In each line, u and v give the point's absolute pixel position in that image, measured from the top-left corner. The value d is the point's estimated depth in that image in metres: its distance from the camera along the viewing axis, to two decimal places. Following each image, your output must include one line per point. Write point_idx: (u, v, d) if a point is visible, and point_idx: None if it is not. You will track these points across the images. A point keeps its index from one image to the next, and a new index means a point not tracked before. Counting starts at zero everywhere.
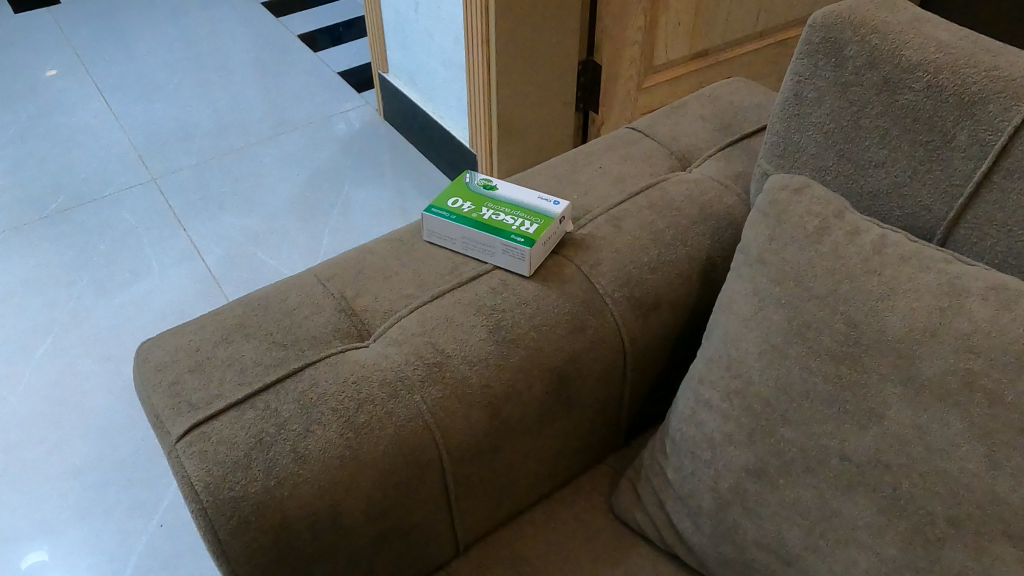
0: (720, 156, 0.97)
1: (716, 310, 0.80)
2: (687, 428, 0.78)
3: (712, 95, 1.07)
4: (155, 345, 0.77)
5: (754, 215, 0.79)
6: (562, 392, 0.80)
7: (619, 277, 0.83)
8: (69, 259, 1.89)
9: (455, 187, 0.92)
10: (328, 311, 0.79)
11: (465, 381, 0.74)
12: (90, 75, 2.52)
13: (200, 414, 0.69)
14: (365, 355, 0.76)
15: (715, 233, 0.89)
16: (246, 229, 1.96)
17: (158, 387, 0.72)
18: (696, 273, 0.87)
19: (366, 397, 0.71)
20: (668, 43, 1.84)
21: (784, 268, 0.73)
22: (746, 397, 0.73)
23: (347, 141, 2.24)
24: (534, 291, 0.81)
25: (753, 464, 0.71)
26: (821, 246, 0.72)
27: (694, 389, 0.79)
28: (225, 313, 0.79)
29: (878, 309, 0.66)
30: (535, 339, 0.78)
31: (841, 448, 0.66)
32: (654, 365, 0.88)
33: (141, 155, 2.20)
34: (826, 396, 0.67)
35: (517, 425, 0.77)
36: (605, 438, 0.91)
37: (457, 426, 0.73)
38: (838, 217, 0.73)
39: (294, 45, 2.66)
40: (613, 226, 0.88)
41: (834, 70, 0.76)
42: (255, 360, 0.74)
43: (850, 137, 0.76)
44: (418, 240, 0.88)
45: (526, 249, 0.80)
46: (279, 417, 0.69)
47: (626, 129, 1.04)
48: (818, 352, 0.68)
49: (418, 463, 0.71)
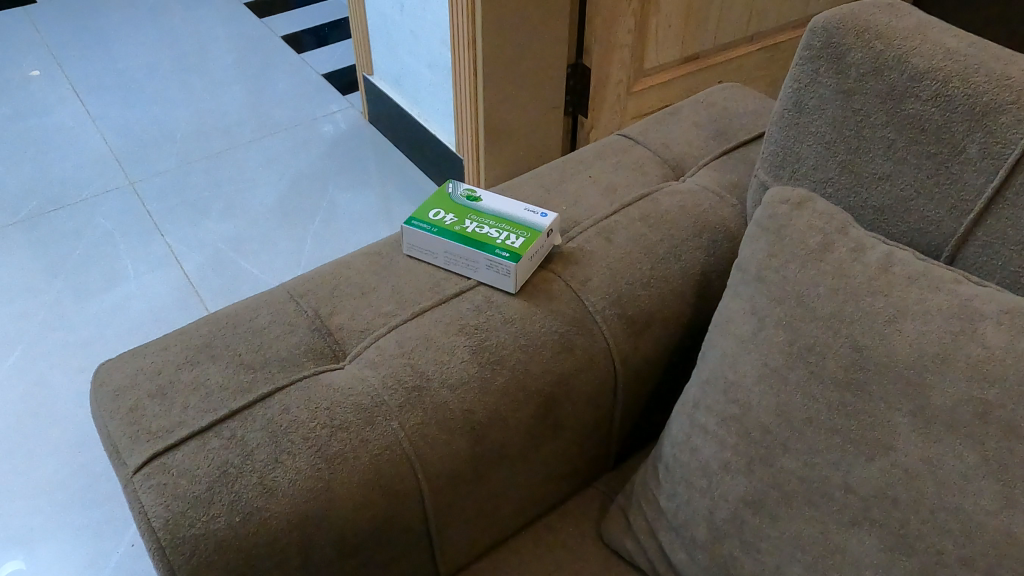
0: (715, 165, 0.93)
1: (711, 330, 0.76)
2: (681, 455, 0.74)
3: (706, 101, 1.03)
4: (113, 367, 0.72)
5: (752, 229, 0.75)
6: (548, 417, 0.75)
7: (609, 293, 0.79)
8: (41, 265, 1.83)
9: (437, 198, 0.87)
10: (301, 330, 0.74)
11: (446, 406, 0.70)
12: (67, 76, 2.45)
13: (161, 443, 0.64)
14: (339, 378, 0.71)
15: (710, 245, 0.85)
16: (226, 234, 1.90)
17: (114, 413, 0.67)
18: (690, 289, 0.82)
19: (339, 424, 0.67)
20: (658, 47, 1.80)
21: (785, 287, 0.69)
22: (744, 423, 0.69)
23: (331, 144, 2.19)
24: (520, 309, 0.77)
25: (751, 495, 0.67)
26: (824, 263, 0.68)
27: (689, 413, 0.74)
28: (190, 333, 0.74)
29: (885, 333, 0.62)
30: (520, 361, 0.73)
31: (845, 480, 0.62)
32: (646, 385, 0.84)
33: (118, 158, 2.14)
34: (830, 424, 0.63)
35: (501, 451, 0.73)
36: (595, 462, 0.86)
37: (438, 454, 0.69)
38: (842, 233, 0.69)
39: (278, 46, 2.60)
40: (604, 238, 0.83)
41: (836, 77, 0.72)
42: (221, 383, 0.69)
43: (851, 148, 0.72)
44: (398, 254, 0.84)
45: (512, 265, 0.76)
46: (246, 447, 0.64)
47: (617, 137, 1.00)
48: (822, 377, 0.64)
49: (395, 494, 0.67)
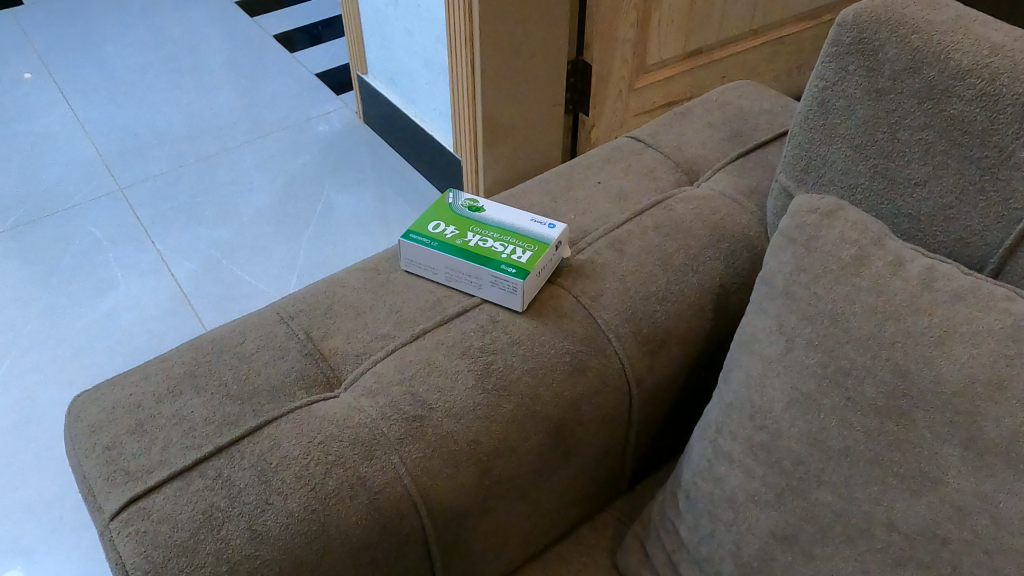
0: (731, 168, 0.88)
1: (733, 350, 0.70)
2: (704, 484, 0.68)
3: (719, 100, 0.97)
4: (89, 399, 0.66)
5: (777, 240, 0.70)
6: (560, 444, 0.70)
7: (623, 310, 0.74)
8: (30, 275, 1.77)
9: (436, 208, 0.82)
10: (292, 356, 0.69)
11: (451, 438, 0.64)
12: (54, 78, 2.40)
13: (139, 485, 0.59)
14: (333, 408, 0.65)
15: (730, 255, 0.79)
16: (219, 240, 1.85)
17: (90, 451, 0.61)
18: (708, 303, 0.77)
19: (335, 460, 0.61)
20: (660, 42, 1.75)
21: (816, 305, 0.63)
22: (773, 452, 0.63)
23: (325, 146, 2.13)
24: (528, 328, 0.71)
25: (782, 529, 0.62)
26: (859, 279, 0.62)
27: (711, 439, 0.69)
28: (173, 360, 0.69)
29: (931, 356, 0.57)
30: (530, 386, 0.68)
31: (888, 516, 0.57)
32: (662, 407, 0.79)
33: (106, 163, 2.08)
34: (869, 455, 0.58)
35: (510, 483, 0.68)
36: (608, 486, 0.81)
37: (442, 490, 0.63)
38: (877, 245, 0.64)
39: (269, 46, 2.54)
40: (616, 250, 0.78)
41: (867, 75, 0.67)
42: (206, 417, 0.63)
43: (885, 151, 0.67)
44: (395, 270, 0.78)
45: (519, 282, 0.70)
46: (233, 487, 0.59)
47: (625, 139, 0.94)
48: (860, 404, 0.59)
49: (396, 534, 0.61)
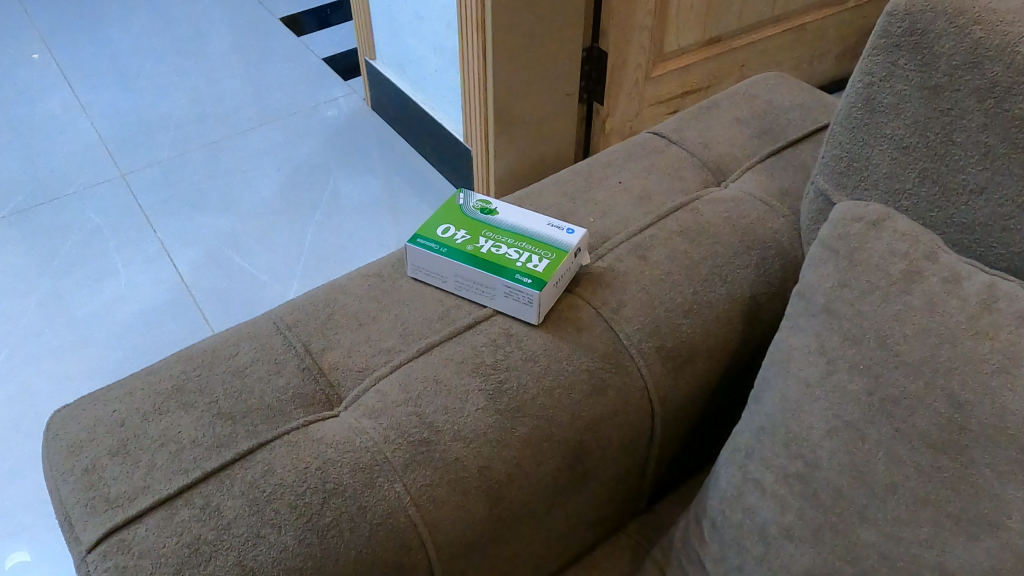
0: (762, 168, 0.82)
1: (766, 369, 0.65)
2: (732, 513, 0.63)
3: (747, 93, 0.91)
4: (69, 415, 0.61)
5: (816, 251, 0.64)
6: (577, 468, 0.65)
7: (646, 323, 0.68)
8: (29, 263, 1.73)
9: (445, 209, 0.76)
10: (289, 371, 0.64)
11: (459, 464, 0.59)
12: (57, 61, 2.35)
13: (120, 514, 0.54)
14: (333, 429, 0.60)
15: (761, 264, 0.74)
16: (221, 229, 1.79)
17: (68, 473, 0.56)
18: (737, 315, 0.72)
19: (333, 488, 0.56)
20: (679, 29, 1.69)
21: (860, 326, 0.58)
22: (811, 484, 0.58)
23: (332, 133, 2.07)
24: (544, 342, 0.66)
25: (820, 569, 0.56)
26: (910, 297, 0.57)
27: (741, 464, 0.64)
28: (162, 373, 0.64)
29: (994, 387, 0.51)
30: (545, 407, 0.63)
31: (939, 562, 0.51)
32: (685, 424, 0.74)
33: (108, 148, 2.03)
34: (920, 493, 0.53)
35: (522, 511, 0.62)
36: (626, 507, 0.76)
37: (449, 521, 0.58)
38: (930, 259, 0.58)
39: (276, 29, 2.47)
40: (639, 256, 0.72)
41: (921, 70, 0.61)
42: (195, 438, 0.58)
43: (938, 154, 0.61)
44: (402, 276, 0.73)
45: (535, 293, 0.65)
46: (222, 518, 0.54)
47: (647, 135, 0.88)
48: (910, 437, 0.54)
49: (399, 569, 0.56)
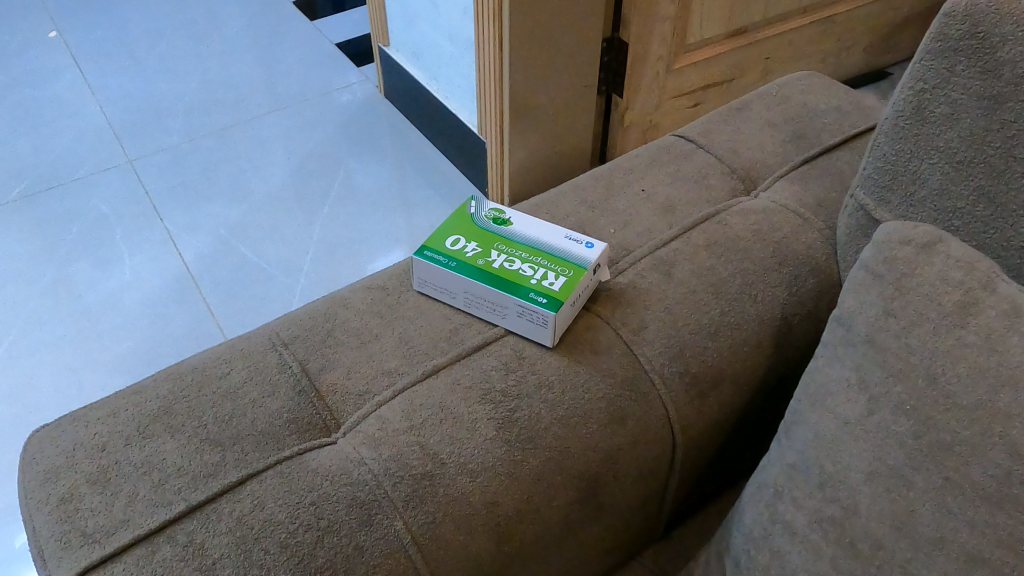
0: (795, 176, 0.76)
1: (799, 401, 0.60)
2: (758, 555, 0.58)
3: (779, 94, 0.85)
4: (48, 437, 0.57)
5: (859, 274, 0.59)
6: (590, 503, 0.60)
7: (669, 346, 0.63)
8: (32, 251, 1.69)
9: (456, 218, 0.72)
10: (283, 395, 0.59)
11: (465, 500, 0.55)
12: (67, 44, 2.31)
13: (97, 551, 0.50)
14: (329, 458, 0.56)
15: (793, 282, 0.68)
16: (228, 219, 1.75)
17: (44, 503, 0.52)
18: (767, 337, 0.66)
19: (327, 526, 0.52)
20: (703, 19, 1.63)
21: (907, 362, 0.53)
22: (847, 531, 0.53)
23: (344, 121, 2.02)
24: (558, 366, 0.61)
25: None
26: (964, 332, 0.52)
27: (769, 502, 0.59)
28: (149, 393, 0.59)
29: None
30: (559, 438, 0.58)
31: None
32: (707, 452, 0.69)
33: (116, 134, 1.99)
34: (973, 551, 0.47)
35: (532, 548, 0.58)
36: (641, 537, 0.71)
37: (453, 563, 0.54)
38: (987, 289, 0.52)
39: (289, 13, 2.42)
40: (663, 272, 0.67)
41: (981, 79, 0.55)
42: (180, 466, 0.54)
43: (996, 171, 0.56)
44: (407, 289, 0.68)
45: (550, 314, 0.60)
46: (207, 558, 0.50)
47: (672, 137, 0.83)
48: (964, 490, 0.48)
49: None
